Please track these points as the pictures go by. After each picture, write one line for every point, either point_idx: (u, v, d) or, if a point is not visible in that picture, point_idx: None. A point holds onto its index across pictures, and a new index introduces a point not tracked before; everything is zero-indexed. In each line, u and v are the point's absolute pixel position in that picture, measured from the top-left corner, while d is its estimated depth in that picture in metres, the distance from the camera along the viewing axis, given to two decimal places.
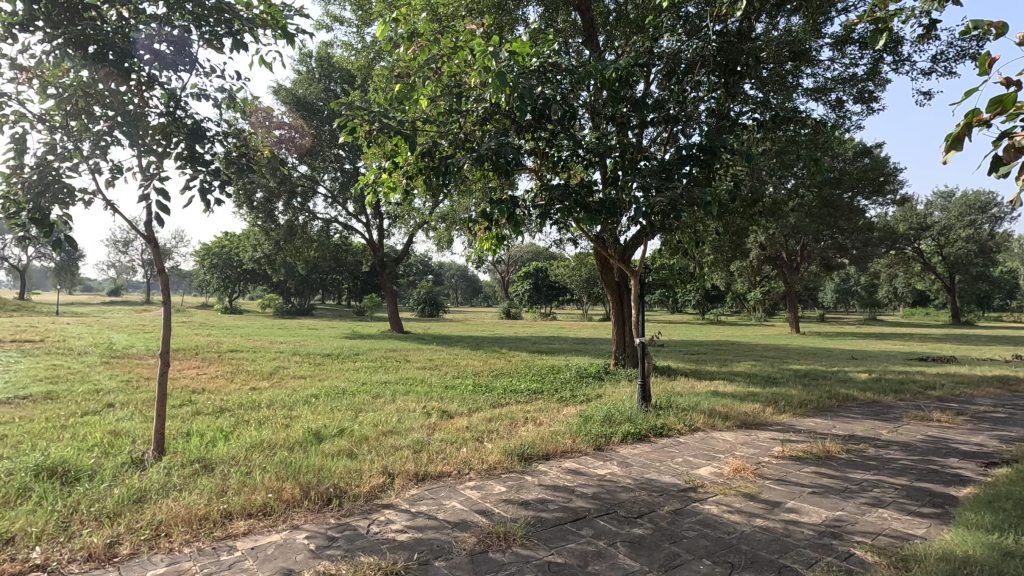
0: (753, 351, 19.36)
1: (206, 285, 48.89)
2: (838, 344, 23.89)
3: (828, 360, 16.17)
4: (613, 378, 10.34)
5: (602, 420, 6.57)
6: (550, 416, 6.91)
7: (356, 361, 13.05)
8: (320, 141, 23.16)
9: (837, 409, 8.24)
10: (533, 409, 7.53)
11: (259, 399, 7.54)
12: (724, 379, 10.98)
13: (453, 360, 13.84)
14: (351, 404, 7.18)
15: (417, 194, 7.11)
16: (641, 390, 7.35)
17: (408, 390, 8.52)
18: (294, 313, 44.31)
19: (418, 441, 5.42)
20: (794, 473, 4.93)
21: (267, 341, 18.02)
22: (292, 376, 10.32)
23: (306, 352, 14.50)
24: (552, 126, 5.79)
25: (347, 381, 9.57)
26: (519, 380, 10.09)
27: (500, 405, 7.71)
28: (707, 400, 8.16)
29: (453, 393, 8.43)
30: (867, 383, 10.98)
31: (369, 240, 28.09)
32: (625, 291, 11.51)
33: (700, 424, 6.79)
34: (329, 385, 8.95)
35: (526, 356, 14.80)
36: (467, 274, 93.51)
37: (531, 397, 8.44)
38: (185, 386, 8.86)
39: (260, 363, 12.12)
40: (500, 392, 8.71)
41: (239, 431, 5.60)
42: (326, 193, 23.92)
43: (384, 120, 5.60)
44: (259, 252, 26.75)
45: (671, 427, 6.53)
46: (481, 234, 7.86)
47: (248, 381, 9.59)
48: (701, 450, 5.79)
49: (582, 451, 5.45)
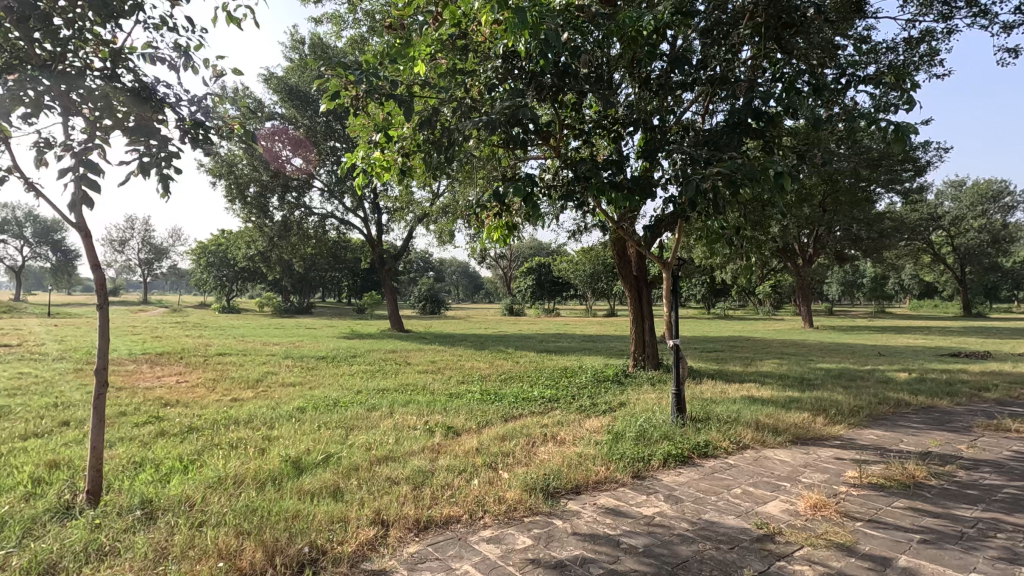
0: (773, 347, 18.33)
1: (203, 285, 47.97)
2: (858, 339, 22.88)
3: (855, 356, 15.19)
4: (634, 383, 9.37)
5: (635, 437, 5.59)
6: (573, 433, 5.94)
7: (352, 365, 12.09)
8: (314, 133, 22.16)
9: (894, 417, 7.25)
10: (551, 423, 6.55)
11: (236, 414, 6.57)
12: (754, 382, 10.01)
13: (457, 361, 12.88)
14: (342, 420, 6.22)
15: (413, 176, 6.02)
16: (675, 401, 6.39)
17: (409, 400, 7.54)
18: (293, 312, 43.38)
19: (419, 472, 4.46)
20: (887, 511, 3.95)
21: (260, 342, 17.07)
22: (281, 384, 9.37)
23: (299, 355, 13.54)
24: (579, 87, 4.73)
25: (341, 389, 8.62)
26: (531, 387, 9.10)
27: (513, 418, 6.75)
28: (746, 408, 7.19)
29: (459, 404, 7.42)
30: (911, 383, 10.00)
31: (368, 235, 27.11)
32: (644, 285, 10.58)
33: (748, 440, 5.81)
34: (321, 395, 7.99)
35: (535, 357, 13.85)
36: (468, 270, 92.45)
37: (547, 407, 7.49)
38: (159, 398, 7.89)
39: (248, 368, 11.15)
40: (512, 402, 7.74)
41: (204, 460, 4.64)
42: (322, 187, 23.01)
43: (372, 82, 4.58)
44: (253, 249, 25.86)
45: (716, 446, 5.55)
46: (489, 222, 6.88)
47: (230, 390, 8.64)
48: (759, 476, 4.82)
49: (619, 482, 4.48)
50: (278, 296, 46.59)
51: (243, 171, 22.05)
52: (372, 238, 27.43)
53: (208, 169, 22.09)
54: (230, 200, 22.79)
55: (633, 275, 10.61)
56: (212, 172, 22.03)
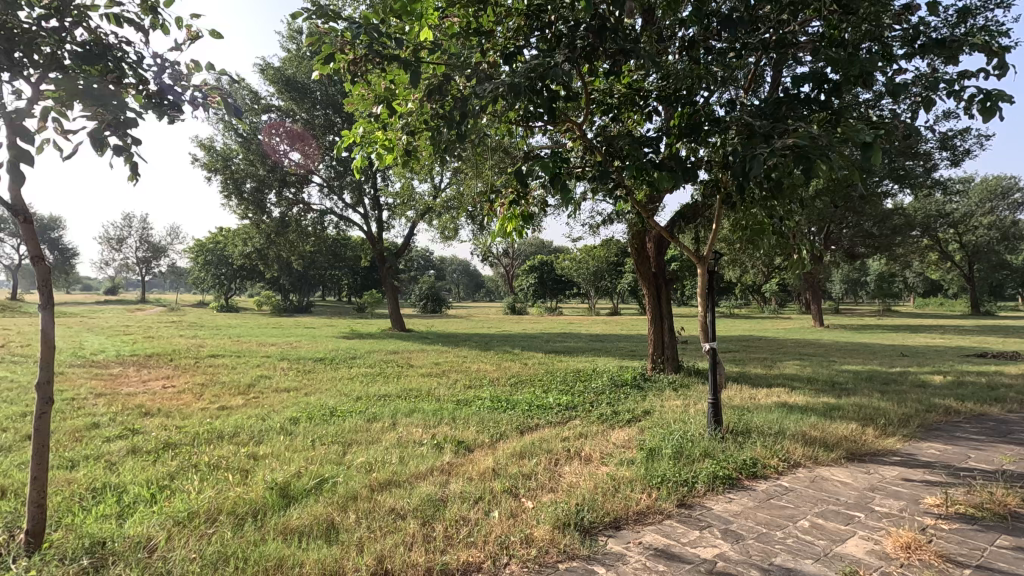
0: (788, 347, 17.66)
1: (201, 283, 47.33)
2: (873, 338, 22.19)
3: (878, 357, 14.54)
4: (655, 388, 8.70)
5: (672, 454, 4.91)
6: (599, 449, 5.28)
7: (351, 367, 11.40)
8: (313, 127, 21.52)
9: (949, 428, 6.58)
10: (572, 436, 5.88)
11: (221, 426, 5.88)
12: (782, 386, 9.35)
13: (462, 363, 12.22)
14: (339, 434, 5.55)
15: (419, 157, 5.28)
16: (712, 412, 5.70)
17: (413, 409, 6.86)
18: (292, 311, 42.71)
19: (429, 502, 3.79)
20: (995, 553, 3.28)
21: (256, 343, 16.40)
22: (276, 388, 8.71)
23: (296, 357, 12.85)
24: (617, 47, 3.99)
25: (339, 396, 7.95)
26: (544, 392, 8.41)
27: (530, 430, 6.08)
28: (786, 418, 6.51)
29: (469, 413, 6.75)
30: (951, 387, 9.33)
31: (368, 232, 26.44)
32: (662, 282, 9.94)
33: (798, 456, 5.13)
34: (319, 403, 7.34)
35: (544, 358, 13.19)
36: (468, 269, 91.79)
37: (565, 416, 6.82)
38: (139, 406, 7.22)
39: (241, 371, 10.49)
40: (526, 410, 7.07)
41: (176, 486, 3.97)
42: (321, 182, 22.37)
43: (373, 40, 3.84)
44: (250, 247, 25.20)
45: (765, 464, 4.87)
46: (501, 212, 6.21)
47: (218, 396, 7.96)
48: (823, 502, 4.14)
49: (664, 513, 3.79)
50: (277, 295, 45.95)
51: (239, 166, 21.39)
52: (372, 235, 26.76)
53: (203, 164, 21.43)
54: (226, 196, 22.14)
55: (652, 271, 9.96)
56: (207, 166, 21.37)
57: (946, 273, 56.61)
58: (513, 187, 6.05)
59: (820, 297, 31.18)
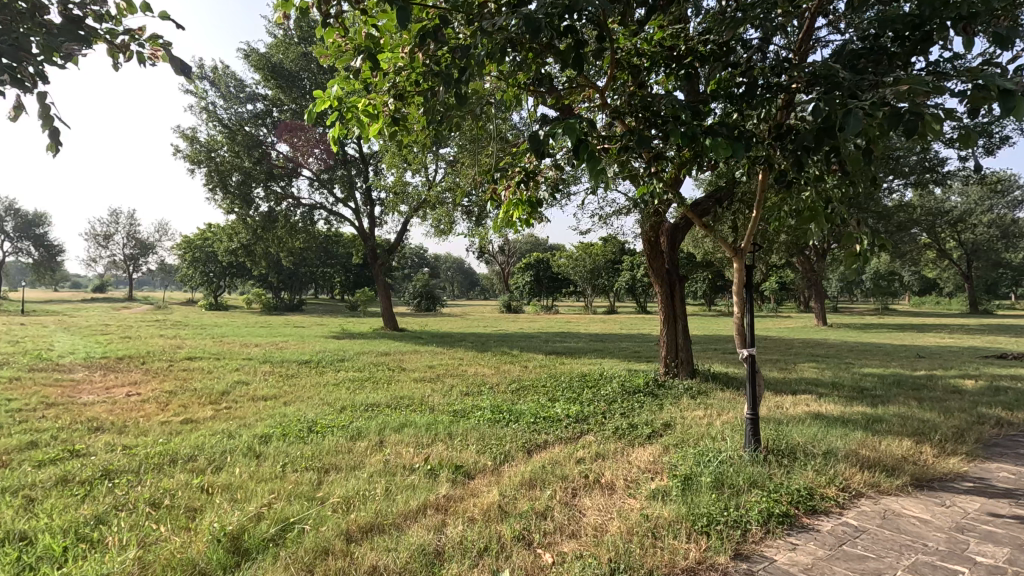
0: (797, 348, 16.94)
1: (189, 281, 46.22)
2: (881, 338, 21.54)
3: (894, 358, 13.84)
4: (671, 396, 7.92)
5: (712, 484, 4.11)
6: (622, 476, 4.48)
7: (338, 371, 10.56)
8: (301, 118, 20.62)
9: (1008, 444, 5.84)
10: (587, 456, 5.09)
11: (179, 446, 5.02)
12: (806, 392, 8.61)
13: (458, 366, 11.40)
14: (317, 456, 4.74)
15: (409, 126, 4.44)
16: (751, 429, 4.89)
17: (404, 423, 6.03)
18: (282, 310, 41.66)
19: (421, 557, 2.98)
20: None
21: (239, 344, 15.51)
22: (253, 397, 7.84)
23: (279, 359, 11.98)
24: None
25: (321, 407, 7.15)
26: (550, 401, 7.60)
27: (537, 449, 5.30)
28: (826, 432, 5.75)
29: (469, 426, 5.96)
30: (988, 393, 8.62)
31: (359, 228, 25.55)
32: (676, 279, 9.19)
33: (856, 482, 4.36)
34: (299, 415, 6.49)
35: (544, 360, 12.42)
36: (462, 267, 90.81)
37: (576, 430, 6.04)
38: (91, 419, 6.32)
39: (217, 375, 9.60)
40: (531, 423, 6.29)
41: (101, 535, 3.13)
42: (311, 176, 21.55)
43: None
44: (236, 243, 24.19)
45: (822, 494, 4.08)
46: (507, 196, 5.34)
47: (187, 406, 7.14)
48: (907, 547, 3.37)
49: (719, 570, 3.00)
50: (267, 293, 44.90)
51: (224, 158, 20.50)
52: (363, 230, 25.87)
53: (185, 155, 20.44)
54: (210, 190, 21.19)
55: (664, 267, 9.20)
56: (189, 158, 20.37)
57: (943, 271, 56.28)
58: (520, 166, 5.21)
59: (822, 295, 30.57)
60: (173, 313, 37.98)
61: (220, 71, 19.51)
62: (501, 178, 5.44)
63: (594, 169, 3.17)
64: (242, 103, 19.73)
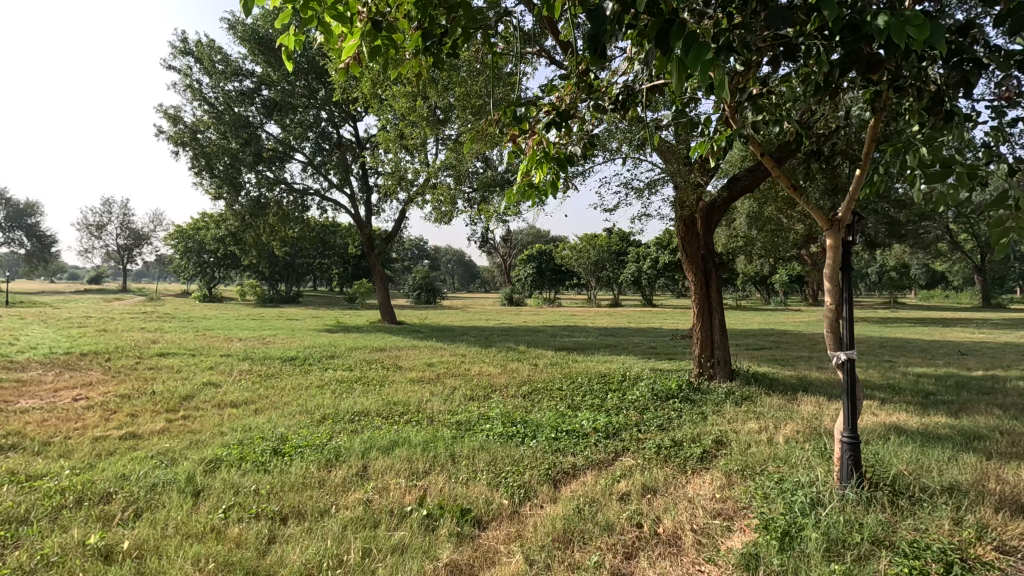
0: (823, 343, 15.78)
1: (183, 271, 45.07)
2: (906, 333, 20.44)
3: (935, 356, 12.68)
4: (711, 403, 6.78)
5: (820, 543, 2.93)
6: (684, 525, 3.33)
7: (326, 370, 9.42)
8: (292, 96, 19.40)
9: None
10: (630, 489, 3.95)
11: (97, 479, 3.81)
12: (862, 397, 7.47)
13: (461, 364, 10.27)
14: (276, 495, 3.57)
15: (406, 31, 3.16)
16: (849, 456, 3.67)
17: (398, 440, 4.87)
18: (277, 302, 40.50)
19: None
20: None
21: (223, 338, 14.34)
22: (220, 403, 6.64)
23: (263, 356, 10.83)
24: None
25: (297, 415, 6.02)
26: (572, 409, 6.42)
27: (564, 480, 4.16)
28: (922, 452, 4.62)
29: (479, 444, 4.82)
30: None
31: (355, 216, 24.34)
32: (712, 268, 8.01)
33: (1005, 531, 3.21)
34: (269, 429, 5.31)
35: (556, 357, 11.31)
36: (463, 259, 89.72)
37: (607, 451, 4.89)
38: (11, 435, 5.14)
39: (186, 375, 8.38)
40: (551, 439, 5.14)
41: None
42: (304, 161, 20.41)
43: None
44: (225, 230, 22.96)
45: (972, 553, 2.94)
46: (529, 145, 3.99)
47: (137, 415, 5.98)
48: None
49: None
50: (262, 285, 43.71)
51: (211, 140, 19.30)
52: (360, 218, 24.62)
53: (168, 136, 19.10)
54: (196, 174, 19.92)
55: (699, 250, 7.97)
56: (173, 139, 19.01)
57: (952, 264, 55.22)
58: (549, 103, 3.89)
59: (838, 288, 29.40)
60: (165, 304, 36.83)
61: (204, 44, 18.20)
62: (522, 122, 4.12)
63: (698, 60, 1.84)
64: (228, 79, 18.43)
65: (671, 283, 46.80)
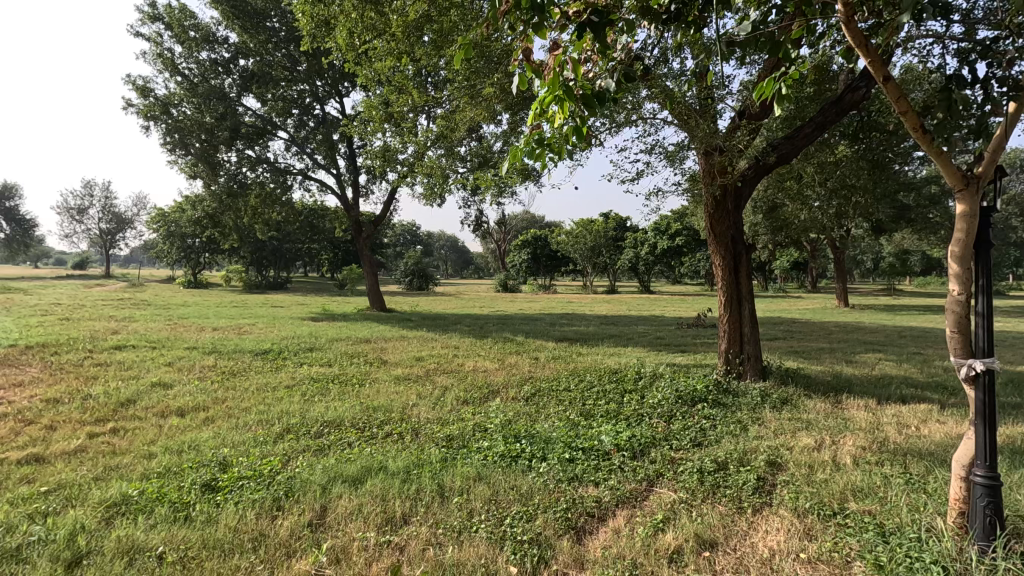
0: (837, 333, 14.90)
1: (165, 257, 43.49)
2: (918, 322, 19.64)
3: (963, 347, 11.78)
4: (747, 408, 5.79)
5: None
6: None
7: (300, 366, 8.30)
8: (272, 67, 18.12)
9: None
10: (680, 544, 2.94)
11: None
12: (912, 398, 6.53)
13: (453, 359, 9.22)
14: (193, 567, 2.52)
15: None
16: (988, 506, 2.64)
17: (373, 466, 3.82)
18: (264, 289, 39.18)
19: None
20: None
21: (194, 328, 13.15)
22: (164, 411, 5.53)
23: (232, 349, 9.69)
24: None
25: (251, 429, 4.94)
26: (584, 418, 5.40)
27: (588, 528, 3.16)
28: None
29: (475, 474, 3.79)
30: None
31: (342, 198, 23.13)
32: (742, 252, 6.96)
33: None
34: (212, 449, 4.22)
35: (559, 350, 10.27)
36: (456, 245, 88.33)
37: (637, 480, 3.87)
38: None
39: (134, 374, 7.21)
40: (564, 462, 4.12)
41: None
42: (286, 138, 19.18)
43: None
44: (202, 212, 21.61)
45: None
46: (550, 73, 2.91)
47: (53, 429, 4.85)
48: None
49: None
50: (248, 270, 42.26)
51: (185, 115, 17.93)
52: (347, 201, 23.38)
53: (138, 110, 17.61)
54: (170, 152, 18.57)
55: (729, 231, 6.90)
56: (142, 112, 17.54)
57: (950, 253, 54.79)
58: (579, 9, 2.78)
59: (843, 275, 28.52)
60: (146, 290, 35.36)
61: (175, 9, 16.81)
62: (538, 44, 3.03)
63: None
64: (202, 48, 17.09)
65: (668, 269, 45.88)
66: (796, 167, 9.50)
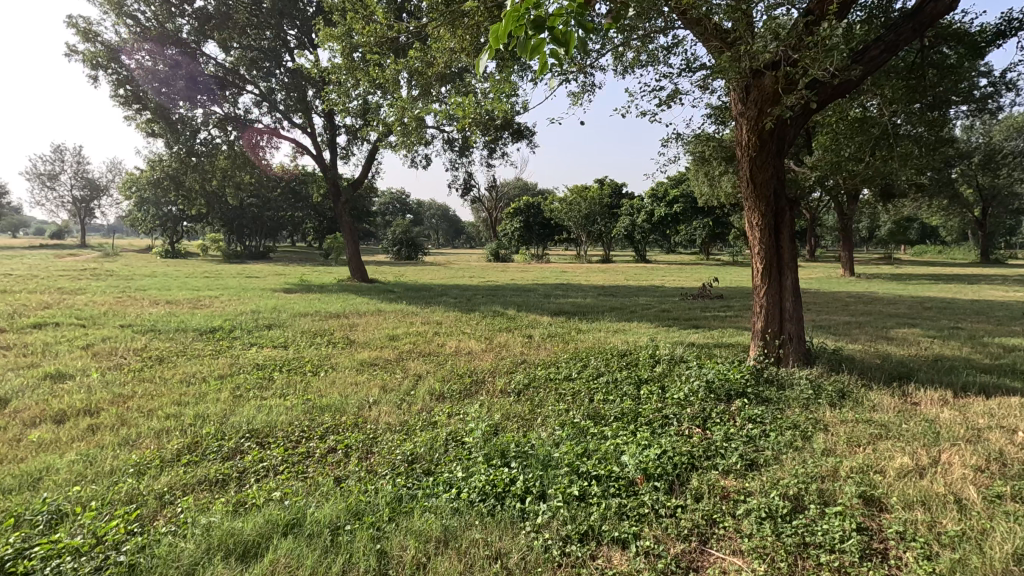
0: (855, 305, 13.70)
1: (140, 226, 41.26)
2: (934, 292, 18.47)
3: (1001, 321, 10.59)
4: (799, 405, 4.55)
5: None
6: None
7: (244, 350, 6.88)
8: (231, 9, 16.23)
9: None
10: None
11: None
12: (990, 387, 5.30)
13: (432, 338, 7.86)
14: None
15: None
16: None
17: (284, 522, 2.50)
18: (243, 259, 37.33)
19: None
20: None
21: (146, 301, 11.67)
22: (39, 416, 4.19)
23: (173, 328, 8.25)
24: None
25: (136, 447, 3.56)
26: (591, 422, 4.09)
27: None
28: None
29: (439, 535, 2.48)
30: None
31: (319, 159, 21.43)
32: (786, 207, 5.60)
33: None
34: (55, 488, 2.86)
35: (555, 325, 8.98)
36: (447, 214, 85.92)
37: (679, 535, 2.58)
38: None
39: (30, 363, 5.78)
40: (570, 502, 2.83)
41: None
42: (254, 91, 17.43)
43: None
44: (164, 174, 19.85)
45: None
46: None
47: None
48: None
49: None
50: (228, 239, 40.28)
51: (136, 64, 16.04)
52: (324, 162, 21.66)
53: (83, 57, 15.65)
54: (125, 107, 16.74)
55: (773, 182, 5.50)
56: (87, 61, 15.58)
57: (950, 222, 53.50)
58: None
59: (848, 243, 27.33)
60: (118, 261, 33.48)
61: None
62: None
63: None
64: None
65: (664, 238, 44.44)
66: (834, 113, 8.08)
